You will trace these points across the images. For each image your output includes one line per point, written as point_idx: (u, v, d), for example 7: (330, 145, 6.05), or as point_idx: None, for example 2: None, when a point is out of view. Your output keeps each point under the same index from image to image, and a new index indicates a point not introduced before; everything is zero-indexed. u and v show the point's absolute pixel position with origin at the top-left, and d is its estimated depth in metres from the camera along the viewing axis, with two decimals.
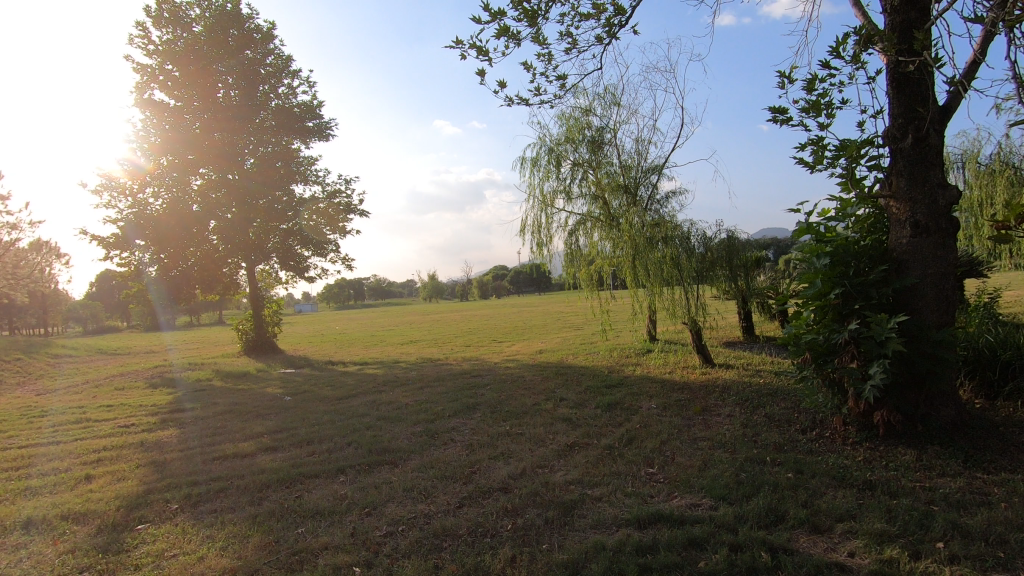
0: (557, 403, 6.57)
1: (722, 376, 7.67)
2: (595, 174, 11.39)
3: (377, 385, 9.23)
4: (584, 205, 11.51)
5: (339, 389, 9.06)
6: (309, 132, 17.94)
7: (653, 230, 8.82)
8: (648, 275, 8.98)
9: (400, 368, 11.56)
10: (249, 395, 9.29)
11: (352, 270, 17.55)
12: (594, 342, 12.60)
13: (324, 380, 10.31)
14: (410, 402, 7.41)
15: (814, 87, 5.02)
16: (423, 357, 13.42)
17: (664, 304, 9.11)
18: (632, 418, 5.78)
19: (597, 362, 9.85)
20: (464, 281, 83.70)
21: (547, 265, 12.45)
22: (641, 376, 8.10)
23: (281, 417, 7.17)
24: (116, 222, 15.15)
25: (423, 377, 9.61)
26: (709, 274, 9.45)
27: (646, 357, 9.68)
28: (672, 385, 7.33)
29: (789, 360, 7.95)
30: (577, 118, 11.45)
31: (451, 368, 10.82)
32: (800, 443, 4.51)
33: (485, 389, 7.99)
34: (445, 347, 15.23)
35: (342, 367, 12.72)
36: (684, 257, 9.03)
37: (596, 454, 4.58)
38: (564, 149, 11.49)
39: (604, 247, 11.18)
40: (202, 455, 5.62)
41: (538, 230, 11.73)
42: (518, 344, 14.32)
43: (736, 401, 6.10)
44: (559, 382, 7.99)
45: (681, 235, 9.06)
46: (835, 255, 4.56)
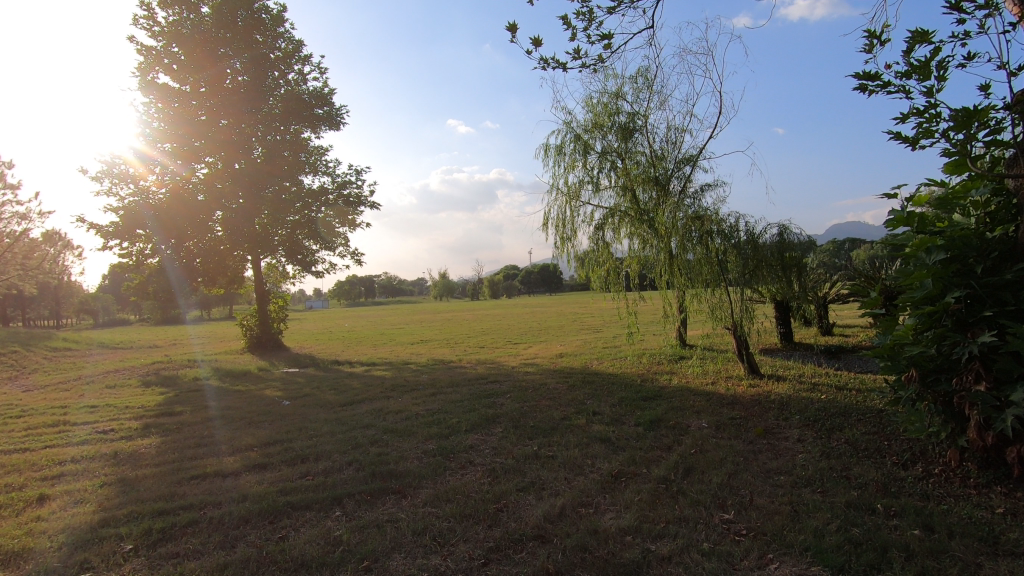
0: (589, 417, 5.71)
1: (775, 390, 6.75)
2: (624, 165, 10.51)
3: (385, 390, 8.42)
4: (612, 198, 10.63)
5: (342, 393, 8.26)
6: (319, 120, 17.20)
7: (694, 224, 7.91)
8: (689, 273, 8.07)
9: (410, 370, 10.76)
10: (246, 398, 8.51)
11: (361, 265, 16.76)
12: (619, 347, 11.70)
13: (327, 382, 9.52)
14: (421, 411, 6.59)
15: (920, 44, 4.13)
16: (435, 358, 12.61)
17: (706, 306, 8.18)
18: (682, 440, 4.90)
19: (626, 369, 8.96)
20: (476, 281, 83.05)
21: (571, 263, 11.56)
22: (680, 387, 7.21)
23: (276, 425, 6.37)
24: (116, 210, 14.55)
25: (436, 382, 8.80)
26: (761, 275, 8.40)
27: (681, 365, 8.78)
28: (718, 399, 6.44)
29: (850, 374, 7.00)
30: (604, 103, 10.58)
31: (465, 371, 9.99)
32: (908, 484, 3.60)
33: (505, 398, 7.14)
34: (458, 348, 14.41)
35: (348, 368, 11.94)
36: (735, 253, 8.02)
37: (650, 490, 3.72)
38: (591, 137, 10.62)
39: (633, 244, 10.29)
40: (180, 472, 4.82)
41: (562, 225, 10.88)
42: (535, 346, 13.44)
43: (804, 423, 5.20)
44: (587, 392, 7.12)
45: (731, 229, 8.03)
46: (952, 250, 3.71)
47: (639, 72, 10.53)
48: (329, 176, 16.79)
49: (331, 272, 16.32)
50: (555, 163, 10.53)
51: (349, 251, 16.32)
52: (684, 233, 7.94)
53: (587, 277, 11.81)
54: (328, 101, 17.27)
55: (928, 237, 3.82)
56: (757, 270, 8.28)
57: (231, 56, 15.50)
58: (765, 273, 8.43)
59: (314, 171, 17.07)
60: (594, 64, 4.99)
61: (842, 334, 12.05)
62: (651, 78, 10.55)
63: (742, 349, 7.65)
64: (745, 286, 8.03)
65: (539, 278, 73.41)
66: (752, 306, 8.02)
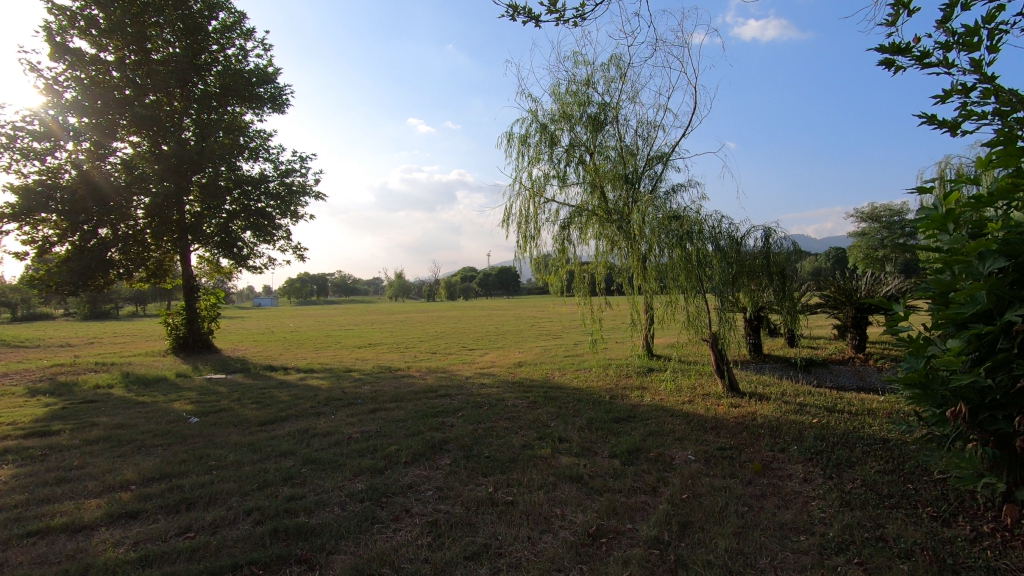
0: (555, 446, 4.80)
1: (759, 411, 6.04)
2: (592, 160, 9.72)
3: (317, 404, 7.27)
4: (578, 195, 9.78)
5: (265, 408, 7.04)
6: (262, 100, 15.73)
7: (669, 223, 7.21)
8: (666, 276, 7.33)
9: (350, 379, 9.59)
10: (148, 412, 7.15)
11: (304, 262, 15.41)
12: (582, 356, 10.87)
13: (251, 393, 8.23)
14: (354, 435, 5.52)
15: (966, 6, 3.41)
16: (381, 366, 11.42)
17: (683, 314, 7.43)
18: (669, 479, 4.05)
19: (592, 383, 8.11)
20: (432, 283, 81.51)
21: (532, 264, 10.65)
22: (655, 407, 6.40)
23: (171, 453, 5.15)
24: (16, 190, 12.67)
25: (377, 395, 7.70)
26: (748, 279, 7.66)
27: (651, 379, 8.01)
28: (699, 423, 5.66)
29: (837, 398, 6.38)
30: (574, 92, 9.73)
31: (413, 382, 8.91)
32: (962, 552, 2.85)
33: (456, 417, 6.14)
34: (408, 354, 13.29)
35: (282, 375, 10.61)
36: (719, 256, 7.30)
37: (641, 561, 2.82)
38: (558, 128, 9.73)
39: (599, 245, 9.48)
40: (15, 525, 3.60)
41: (525, 222, 9.95)
42: (492, 353, 12.48)
43: (805, 455, 4.45)
44: (551, 411, 6.22)
45: (713, 232, 7.34)
46: (1013, 255, 3.01)
47: (612, 60, 9.75)
48: (271, 163, 15.37)
49: (270, 267, 14.92)
50: (519, 154, 9.57)
51: (291, 246, 14.98)
52: (662, 234, 7.23)
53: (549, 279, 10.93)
54: (272, 81, 15.80)
55: (982, 240, 3.12)
56: (744, 274, 7.53)
57: (161, 25, 13.88)
58: (752, 278, 7.71)
59: (254, 158, 15.59)
60: (572, 20, 4.08)
61: (809, 345, 11.66)
62: (624, 67, 9.78)
63: (720, 365, 6.94)
64: (726, 295, 7.30)
65: (496, 281, 72.47)
66: (733, 316, 7.33)
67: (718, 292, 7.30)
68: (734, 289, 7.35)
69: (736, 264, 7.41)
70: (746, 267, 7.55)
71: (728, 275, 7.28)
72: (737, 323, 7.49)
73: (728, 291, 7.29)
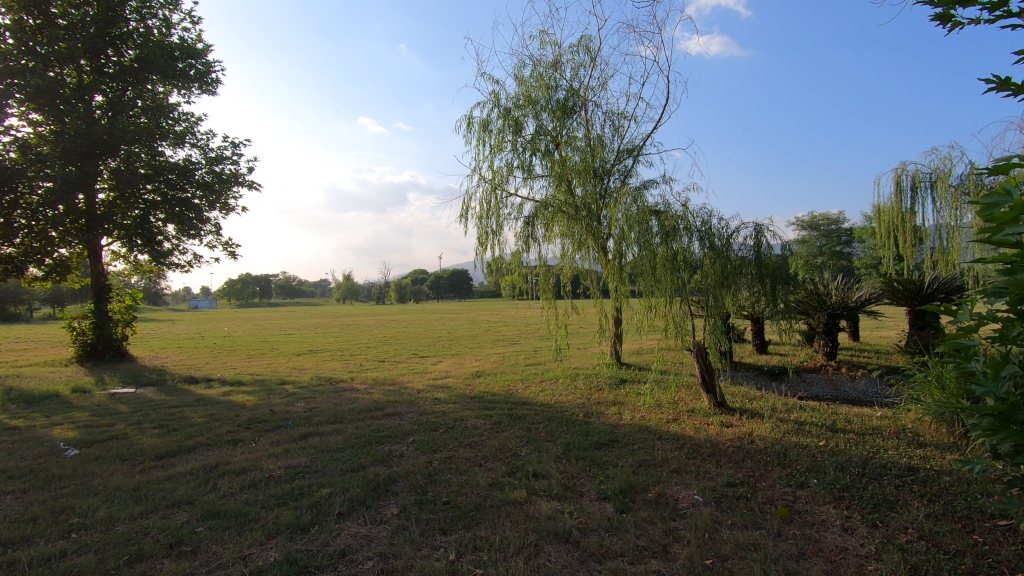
0: (530, 488, 3.88)
1: (755, 431, 5.31)
2: (559, 152, 8.86)
3: (237, 427, 6.05)
4: (542, 190, 8.84)
5: (169, 435, 5.73)
6: (188, 79, 14.06)
7: (649, 217, 6.56)
8: (635, 274, 6.82)
9: (284, 394, 8.35)
10: (16, 441, 5.70)
11: (236, 260, 13.87)
12: (544, 365, 9.98)
13: (158, 414, 6.86)
14: (277, 472, 4.40)
15: None
16: (320, 377, 10.13)
17: (663, 319, 6.65)
18: (679, 533, 3.19)
19: (560, 397, 7.22)
20: (382, 285, 79.22)
21: (483, 267, 9.61)
22: (638, 427, 5.60)
23: (21, 505, 3.86)
24: None
25: (312, 415, 6.52)
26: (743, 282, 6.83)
27: (626, 394, 7.20)
28: (692, 448, 4.88)
29: (834, 417, 5.77)
30: (540, 75, 8.82)
31: (357, 397, 7.76)
32: None
33: (406, 445, 5.11)
34: (353, 362, 12.06)
35: (202, 390, 9.14)
36: (709, 256, 6.52)
37: None
38: (523, 114, 8.80)
39: (566, 245, 8.61)
40: None
41: (485, 218, 8.84)
42: (447, 361, 11.47)
43: (833, 494, 3.69)
44: (519, 435, 5.31)
45: (702, 229, 6.54)
46: None
47: (582, 43, 8.96)
48: (199, 149, 13.73)
49: (195, 264, 13.32)
50: (479, 142, 8.59)
51: (221, 242, 13.43)
52: (642, 228, 6.56)
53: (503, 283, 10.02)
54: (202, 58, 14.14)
55: None
56: (736, 276, 6.74)
57: None
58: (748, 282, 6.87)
59: (179, 143, 13.89)
60: None
61: (776, 352, 11.25)
62: (594, 52, 9.01)
63: (706, 377, 6.25)
64: (716, 301, 6.52)
65: (448, 284, 71.11)
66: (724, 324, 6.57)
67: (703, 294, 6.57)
68: (726, 294, 6.56)
69: (729, 265, 6.60)
70: (740, 267, 6.75)
71: (719, 278, 6.52)
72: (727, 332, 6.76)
73: (720, 294, 6.51)
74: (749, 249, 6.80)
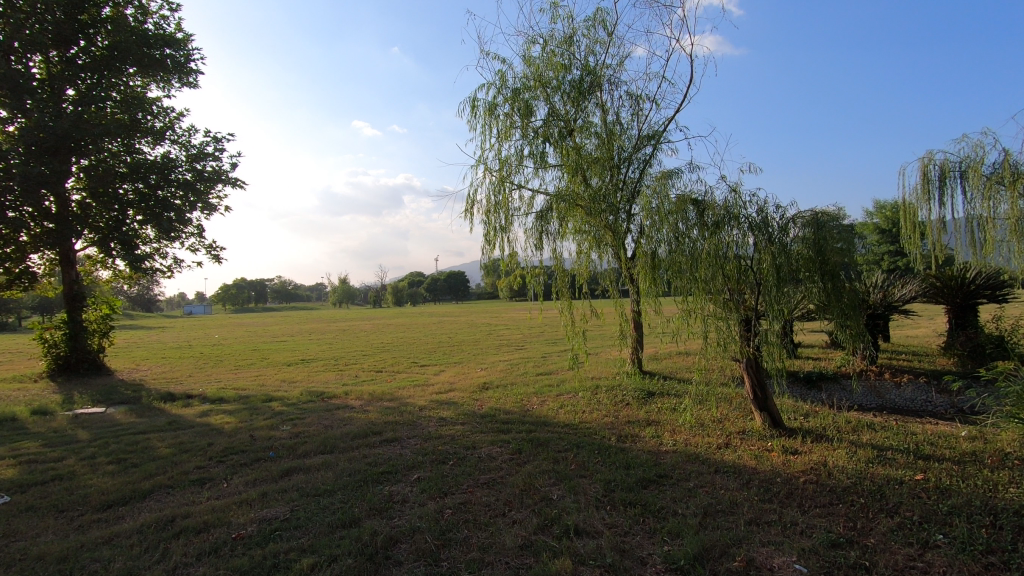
0: (575, 555, 2.97)
1: (829, 460, 4.42)
2: (573, 139, 7.93)
3: (209, 461, 5.10)
4: (555, 181, 7.93)
5: (124, 473, 4.78)
6: (168, 70, 13.05)
7: (687, 204, 5.69)
8: (668, 272, 5.93)
9: (269, 413, 7.42)
10: None
11: (221, 264, 12.90)
12: (558, 375, 9.06)
13: (120, 443, 5.90)
14: (249, 530, 3.48)
15: None
16: (311, 391, 9.17)
17: (704, 323, 5.73)
18: None
19: (584, 415, 6.30)
20: (378, 288, 78.42)
21: (481, 268, 8.73)
22: (685, 456, 4.70)
23: None
24: None
25: (298, 442, 5.58)
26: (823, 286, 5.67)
27: (659, 411, 6.28)
28: (760, 485, 3.99)
29: (918, 441, 4.88)
30: (552, 53, 7.93)
31: (352, 418, 6.83)
32: None
33: (409, 485, 4.20)
34: (348, 373, 11.13)
35: (178, 409, 8.16)
36: (770, 249, 5.55)
37: None
38: (533, 96, 7.87)
39: (581, 243, 7.69)
40: None
41: (492, 214, 7.92)
42: (449, 371, 10.56)
43: (976, 561, 2.80)
44: (546, 470, 4.40)
45: (759, 219, 5.59)
46: None
47: (597, 16, 8.06)
48: (181, 146, 12.72)
49: (176, 269, 12.38)
50: (484, 128, 7.68)
51: (204, 245, 12.48)
52: (678, 219, 5.71)
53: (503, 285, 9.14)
54: (181, 48, 13.14)
55: None
56: (809, 274, 5.63)
57: None
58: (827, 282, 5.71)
59: (159, 141, 12.89)
60: None
61: (807, 355, 10.40)
62: (612, 27, 8.12)
63: (758, 392, 5.37)
64: (773, 306, 5.59)
65: (445, 286, 70.35)
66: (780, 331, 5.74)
67: (762, 294, 5.62)
68: (784, 298, 5.61)
69: (797, 263, 5.56)
70: (816, 262, 5.64)
71: (782, 277, 5.51)
72: (785, 342, 5.85)
73: (778, 295, 5.56)
74: (821, 239, 5.62)
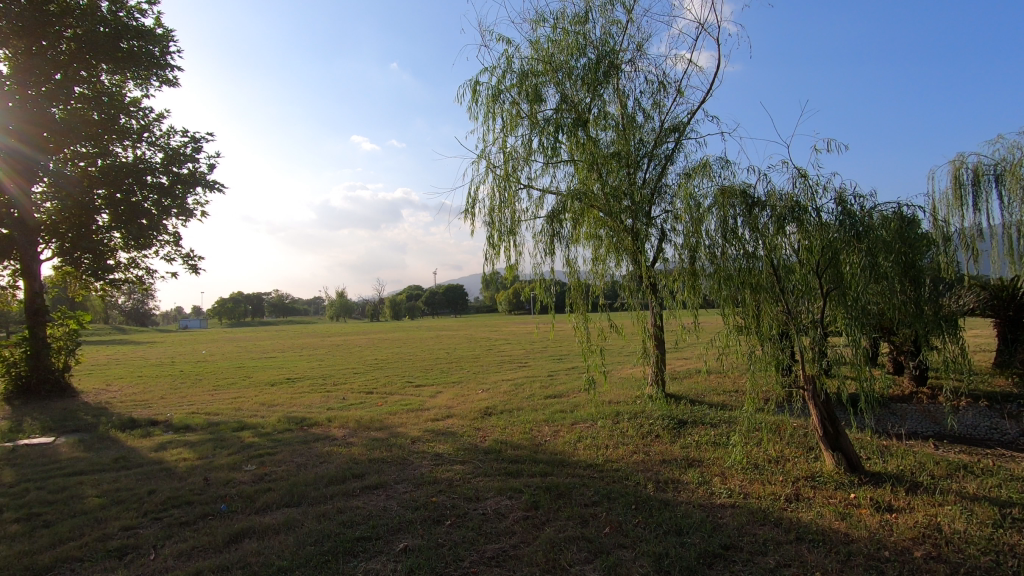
0: None
1: (942, 523, 3.38)
2: (588, 131, 6.93)
3: (143, 517, 4.04)
4: (567, 177, 6.91)
5: (27, 538, 3.70)
6: (148, 66, 12.15)
7: (733, 196, 4.58)
8: (711, 285, 4.94)
9: (237, 446, 6.36)
10: None
11: (199, 274, 11.87)
12: (570, 399, 8.04)
13: (44, 488, 4.83)
14: None
15: None
16: (291, 417, 8.10)
17: (754, 342, 4.68)
18: None
19: (609, 451, 5.25)
20: (377, 301, 77.48)
21: (482, 280, 7.78)
22: (748, 512, 3.66)
23: None
24: None
25: (260, 490, 4.52)
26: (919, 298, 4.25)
27: (698, 447, 5.25)
28: (865, 563, 2.95)
29: None
30: (563, 34, 7.03)
31: (332, 453, 5.78)
32: None
33: (393, 561, 3.15)
34: (336, 394, 10.08)
35: (135, 440, 7.09)
36: (855, 243, 4.16)
37: None
38: (542, 80, 6.93)
39: (597, 251, 6.67)
40: None
41: (497, 217, 6.93)
42: (448, 393, 9.51)
43: None
44: (574, 535, 3.37)
45: (838, 210, 4.27)
46: None
47: None
48: (158, 148, 11.75)
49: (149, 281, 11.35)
50: (486, 117, 6.79)
51: (180, 254, 11.48)
52: (725, 216, 4.63)
53: (505, 295, 8.21)
54: (158, 42, 12.16)
55: None
56: (900, 276, 4.18)
57: None
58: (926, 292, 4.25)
59: (135, 142, 11.86)
60: None
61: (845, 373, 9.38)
62: (631, 6, 7.24)
63: (828, 427, 4.32)
64: (861, 324, 4.23)
65: (444, 300, 69.50)
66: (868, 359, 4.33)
67: (840, 307, 4.28)
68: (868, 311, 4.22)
69: (893, 265, 4.11)
70: (911, 265, 4.25)
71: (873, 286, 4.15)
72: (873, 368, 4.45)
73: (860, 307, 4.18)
74: (916, 238, 4.32)
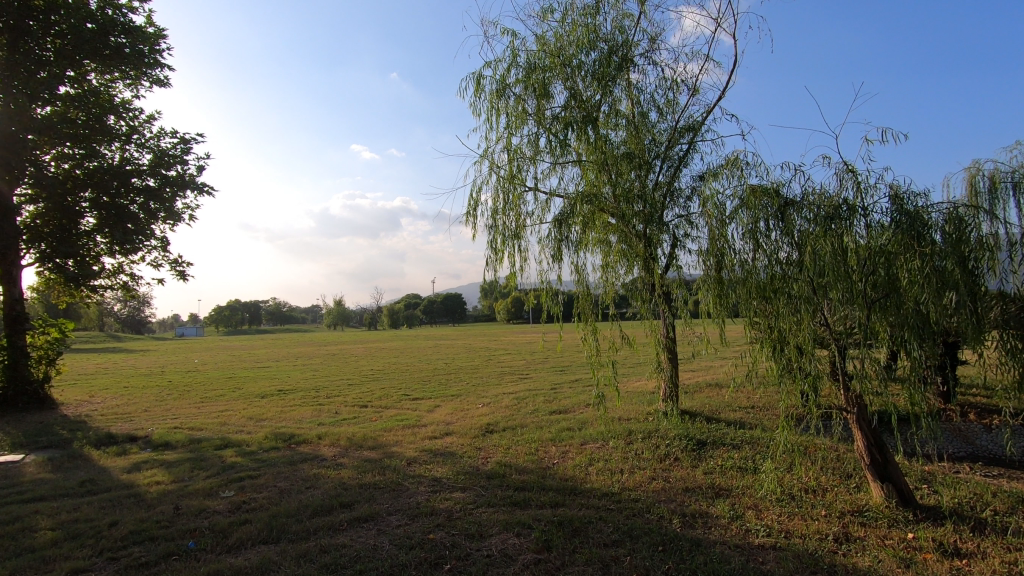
0: None
1: None
2: (598, 129, 6.48)
3: (97, 556, 3.52)
4: (574, 178, 6.45)
5: None
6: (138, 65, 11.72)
7: (766, 195, 4.09)
8: (737, 293, 4.47)
9: (216, 467, 5.84)
10: None
11: (188, 280, 11.37)
12: (576, 415, 7.54)
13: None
14: None
15: None
16: (278, 434, 7.58)
17: (789, 358, 4.18)
18: None
19: (625, 478, 4.75)
20: (374, 310, 76.90)
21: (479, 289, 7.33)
22: (795, 556, 3.17)
23: None
24: None
25: (235, 523, 4.01)
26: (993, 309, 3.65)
27: (724, 473, 4.75)
28: None
29: None
30: (573, 27, 6.62)
31: (319, 476, 5.27)
32: None
33: None
34: (328, 408, 9.56)
35: (108, 459, 6.56)
36: (913, 246, 3.64)
37: None
38: (550, 75, 6.49)
39: (608, 258, 6.17)
40: None
41: (499, 220, 6.47)
42: (446, 407, 9.00)
43: None
44: None
45: (890, 211, 3.76)
46: None
47: None
48: (147, 150, 11.31)
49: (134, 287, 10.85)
50: (490, 114, 6.37)
51: (168, 260, 11.00)
52: (756, 217, 4.15)
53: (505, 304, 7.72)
54: (149, 41, 11.73)
55: None
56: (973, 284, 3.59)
57: None
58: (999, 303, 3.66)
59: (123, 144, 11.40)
60: None
61: None
62: None
63: (874, 454, 3.86)
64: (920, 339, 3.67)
65: (443, 309, 68.97)
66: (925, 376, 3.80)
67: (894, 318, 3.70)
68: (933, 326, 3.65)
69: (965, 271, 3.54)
70: (981, 272, 3.66)
71: (938, 294, 3.56)
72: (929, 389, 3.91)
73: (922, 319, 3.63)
74: (984, 240, 3.75)
